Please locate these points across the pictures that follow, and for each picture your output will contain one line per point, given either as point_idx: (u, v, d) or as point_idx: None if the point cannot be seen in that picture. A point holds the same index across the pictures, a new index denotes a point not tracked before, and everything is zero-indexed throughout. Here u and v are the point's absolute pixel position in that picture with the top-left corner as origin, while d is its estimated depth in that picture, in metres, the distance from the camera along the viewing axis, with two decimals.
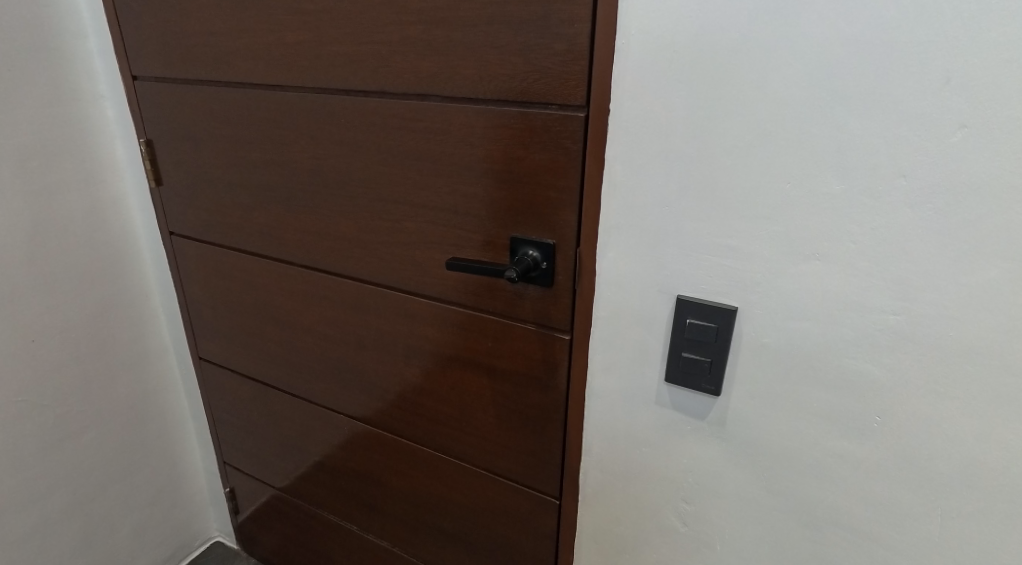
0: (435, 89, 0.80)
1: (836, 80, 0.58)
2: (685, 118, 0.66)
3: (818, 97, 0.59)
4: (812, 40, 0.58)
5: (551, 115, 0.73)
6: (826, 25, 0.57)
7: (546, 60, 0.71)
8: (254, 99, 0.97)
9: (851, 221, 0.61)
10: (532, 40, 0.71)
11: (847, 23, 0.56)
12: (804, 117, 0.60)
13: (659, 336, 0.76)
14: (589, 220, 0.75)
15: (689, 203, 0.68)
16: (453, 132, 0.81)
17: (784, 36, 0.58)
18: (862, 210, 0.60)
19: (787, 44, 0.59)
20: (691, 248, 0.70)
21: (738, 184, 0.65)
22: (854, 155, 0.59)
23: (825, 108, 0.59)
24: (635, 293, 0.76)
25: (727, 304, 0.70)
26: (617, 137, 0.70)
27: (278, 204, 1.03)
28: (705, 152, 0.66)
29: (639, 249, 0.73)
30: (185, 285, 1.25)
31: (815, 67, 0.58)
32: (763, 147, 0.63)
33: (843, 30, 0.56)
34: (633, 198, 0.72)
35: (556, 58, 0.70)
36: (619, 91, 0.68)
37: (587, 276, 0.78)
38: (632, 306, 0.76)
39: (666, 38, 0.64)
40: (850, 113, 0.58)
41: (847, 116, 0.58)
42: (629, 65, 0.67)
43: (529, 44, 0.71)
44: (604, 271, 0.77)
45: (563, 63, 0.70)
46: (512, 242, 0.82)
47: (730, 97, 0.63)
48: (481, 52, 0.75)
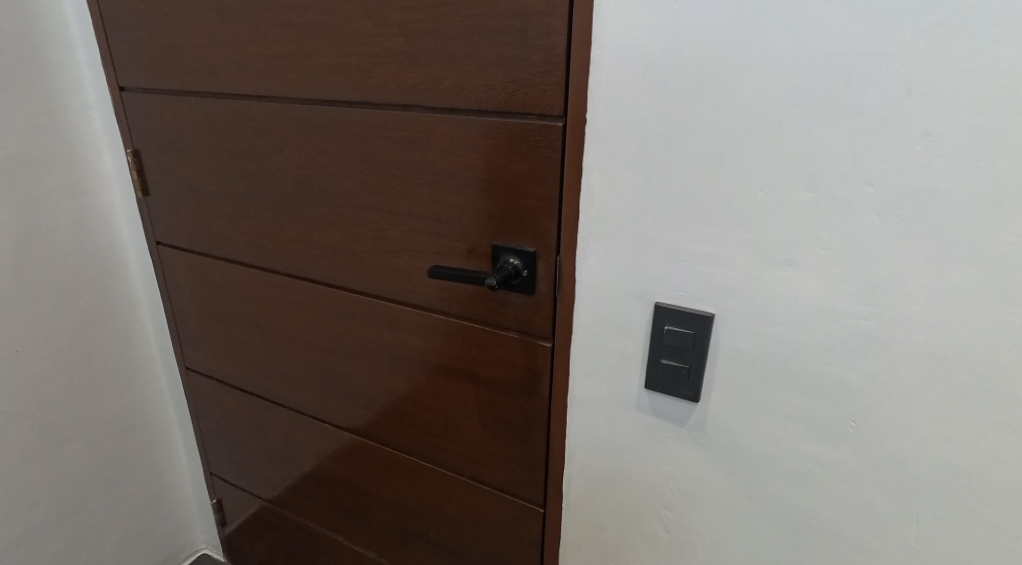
0: (417, 99, 0.81)
1: (803, 89, 0.59)
2: (658, 127, 0.67)
3: (786, 106, 0.60)
4: (780, 51, 0.59)
5: (529, 124, 0.74)
6: (794, 36, 0.58)
7: (525, 70, 0.72)
8: (239, 110, 0.98)
9: (822, 228, 0.62)
10: (510, 51, 0.72)
11: (813, 34, 0.57)
12: (773, 126, 0.61)
13: (639, 342, 0.77)
14: (569, 227, 0.76)
15: (665, 211, 0.69)
16: (435, 142, 0.81)
17: (753, 47, 0.60)
18: (832, 217, 0.61)
19: (755, 55, 0.60)
20: (668, 255, 0.71)
21: (712, 192, 0.66)
22: (822, 163, 0.60)
23: (792, 117, 0.60)
24: (615, 300, 0.76)
25: (704, 311, 0.71)
26: (594, 146, 0.71)
27: (264, 213, 1.03)
28: (678, 161, 0.67)
29: (617, 257, 0.74)
30: (172, 294, 1.26)
31: (784, 76, 0.59)
32: (735, 155, 0.64)
33: (809, 41, 0.57)
34: (610, 207, 0.73)
35: (534, 69, 0.71)
36: (594, 101, 0.69)
37: (567, 283, 0.79)
38: (611, 314, 0.77)
39: (640, 49, 0.65)
40: (817, 122, 0.59)
41: (814, 125, 0.59)
42: (605, 75, 0.68)
43: (507, 54, 0.72)
44: (584, 279, 0.78)
45: (540, 73, 0.71)
46: (494, 250, 0.82)
47: (702, 108, 0.64)
48: (460, 63, 0.76)
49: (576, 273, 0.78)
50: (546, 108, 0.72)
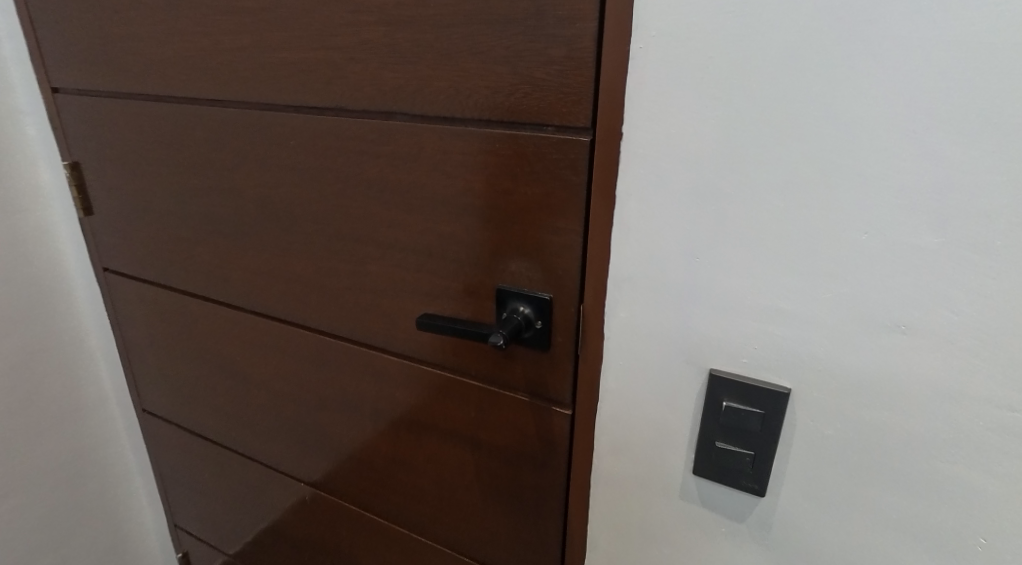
0: (401, 104, 0.64)
1: (936, 97, 0.42)
2: (722, 145, 0.50)
3: (908, 120, 0.43)
4: (902, 42, 0.42)
5: (545, 138, 0.57)
6: (927, 22, 0.41)
7: (541, 69, 0.55)
8: (189, 117, 0.81)
9: (952, 286, 0.45)
10: (521, 44, 0.55)
11: (955, 19, 0.40)
12: (887, 146, 0.44)
13: (685, 417, 0.60)
14: (596, 269, 0.60)
15: (724, 255, 0.53)
16: (424, 159, 0.65)
17: (861, 37, 0.43)
18: (969, 272, 0.45)
19: (866, 49, 0.43)
20: (728, 311, 0.54)
21: (792, 232, 0.49)
22: (958, 198, 0.43)
23: (918, 135, 0.43)
24: (654, 364, 0.59)
25: (776, 384, 0.54)
26: (632, 168, 0.54)
27: (222, 239, 0.87)
28: (745, 190, 0.50)
29: (659, 310, 0.57)
30: (125, 325, 1.09)
31: (908, 77, 0.43)
32: (828, 186, 0.47)
33: (950, 29, 0.41)
34: (651, 247, 0.56)
35: (553, 67, 0.55)
36: (634, 109, 0.52)
37: (592, 339, 0.62)
38: (650, 380, 0.60)
39: (697, 39, 0.48)
40: (951, 141, 0.43)
41: (946, 145, 0.43)
42: (648, 74, 0.51)
43: (517, 48, 0.56)
44: (614, 335, 0.61)
45: (561, 72, 0.54)
46: (498, 294, 0.66)
47: (783, 120, 0.47)
48: (456, 59, 0.59)
49: (605, 327, 0.61)
50: (569, 118, 0.56)
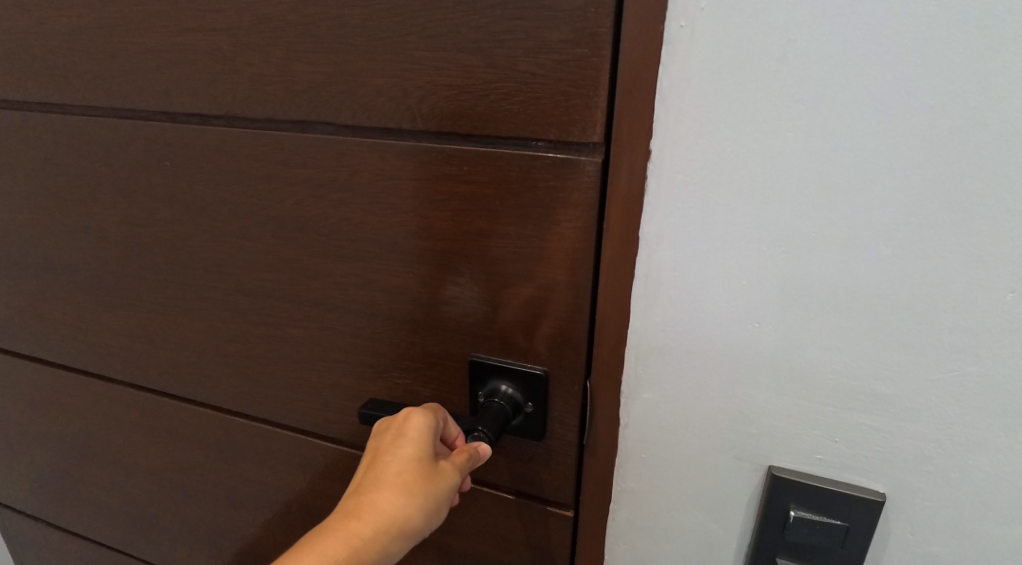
0: (321, 111, 0.45)
1: None
2: (804, 172, 0.36)
3: None
4: None
5: (536, 160, 0.41)
6: None
7: (529, 58, 0.38)
8: (14, 127, 0.58)
9: None
10: (499, 22, 0.38)
11: None
12: None
13: (734, 526, 0.46)
14: (609, 335, 0.44)
15: (801, 322, 0.39)
16: (358, 189, 0.46)
17: None
18: None
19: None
20: (802, 393, 0.41)
21: (902, 290, 0.37)
22: None
23: None
24: (691, 459, 0.45)
25: (864, 490, 0.41)
26: (665, 201, 0.39)
27: (79, 291, 0.64)
28: (838, 235, 0.36)
29: (701, 389, 0.43)
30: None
31: None
32: (960, 228, 0.34)
33: None
34: (692, 311, 0.41)
35: (548, 55, 0.38)
36: (668, 117, 0.37)
37: (605, 426, 0.47)
38: (685, 479, 0.46)
39: (775, 14, 0.33)
40: None
41: None
42: (693, 68, 0.35)
43: (492, 28, 0.38)
44: (635, 423, 0.46)
45: (561, 62, 0.38)
46: (470, 369, 0.49)
47: (899, 135, 0.34)
48: (401, 44, 0.41)
49: (624, 412, 0.46)
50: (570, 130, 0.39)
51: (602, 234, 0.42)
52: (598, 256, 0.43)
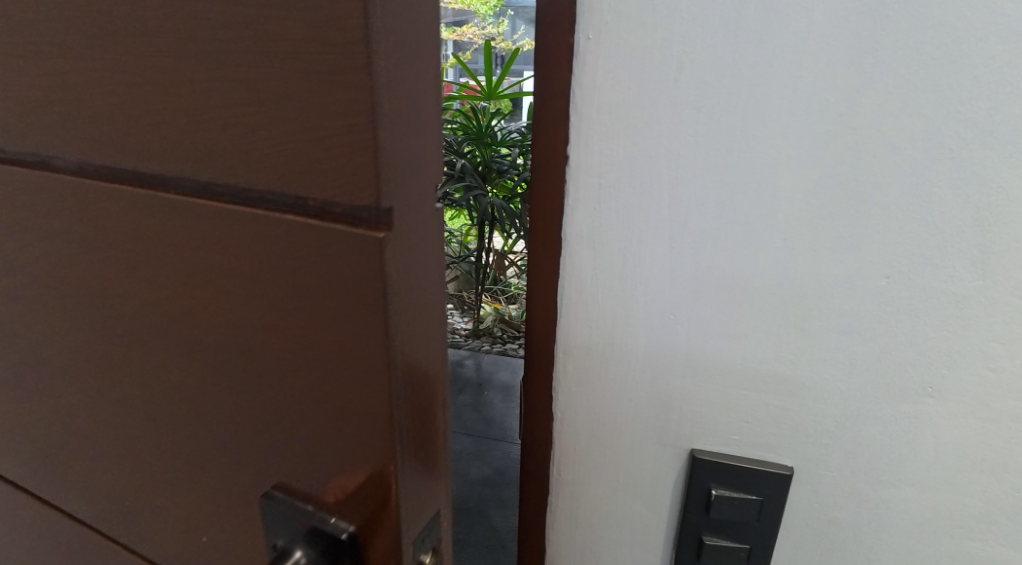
0: (69, 140, 0.34)
1: (972, 106, 0.35)
2: (704, 172, 0.38)
3: (942, 137, 0.35)
4: (932, 35, 0.34)
5: (302, 222, 0.27)
6: (960, 14, 0.33)
7: (292, 82, 0.25)
8: None
9: (987, 335, 0.39)
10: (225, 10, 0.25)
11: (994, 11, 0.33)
12: (914, 171, 0.36)
13: (661, 509, 0.49)
14: (540, 335, 0.46)
15: (706, 313, 0.42)
16: (120, 248, 0.35)
17: (883, 30, 0.34)
18: (1007, 319, 0.38)
19: (888, 42, 0.34)
20: (713, 379, 0.43)
21: (797, 279, 0.39)
22: (996, 235, 0.37)
23: (952, 158, 0.36)
24: (621, 448, 0.47)
25: (776, 465, 0.45)
26: (585, 203, 0.41)
27: None
28: (735, 231, 0.39)
29: (625, 381, 0.45)
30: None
31: (941, 81, 0.34)
32: (843, 220, 0.38)
33: (987, 24, 0.33)
34: (611, 306, 0.43)
35: (302, 79, 0.25)
36: (582, 124, 0.39)
37: (536, 422, 0.48)
38: (616, 467, 0.48)
39: (672, 27, 0.36)
40: (991, 163, 0.35)
41: (989, 168, 0.35)
42: (603, 76, 0.38)
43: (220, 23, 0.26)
44: (566, 416, 0.47)
45: (312, 77, 0.24)
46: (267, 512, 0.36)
47: (784, 138, 0.37)
48: (130, 66, 0.29)
49: (554, 407, 0.47)
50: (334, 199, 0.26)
51: (399, 354, 0.28)
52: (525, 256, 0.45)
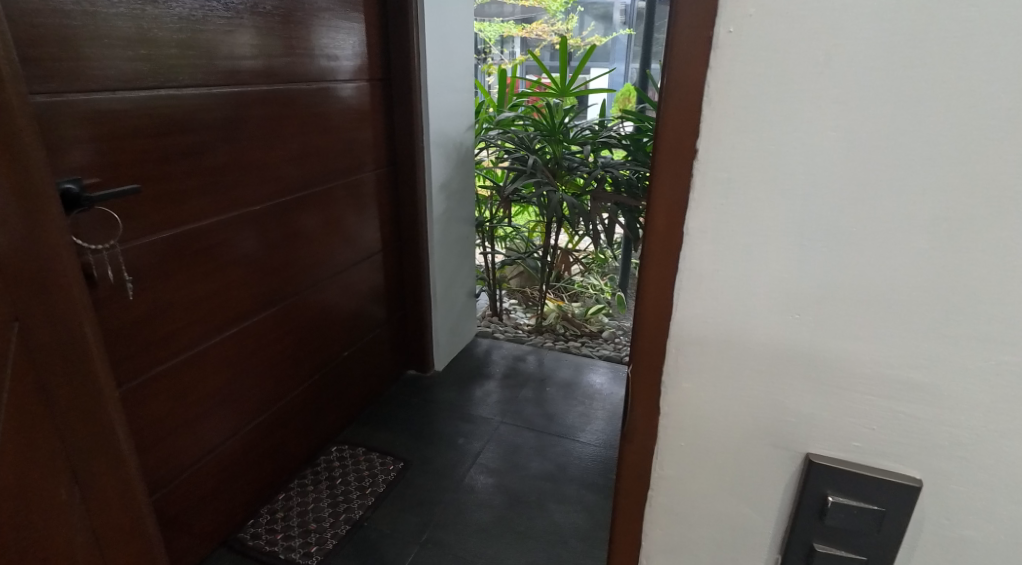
0: None
1: None
2: (838, 170, 0.40)
3: None
4: None
5: None
6: None
7: None
8: None
9: None
10: None
11: None
12: None
13: (775, 510, 0.50)
14: (651, 322, 0.48)
15: (824, 302, 0.43)
16: None
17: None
18: None
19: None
20: (834, 373, 0.45)
21: (928, 279, 0.41)
22: None
23: None
24: (729, 440, 0.49)
25: (908, 476, 0.46)
26: (711, 197, 0.43)
27: None
28: (861, 229, 0.41)
29: (739, 372, 0.46)
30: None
31: None
32: (981, 222, 0.39)
33: None
34: (730, 296, 0.45)
35: None
36: (714, 118, 0.41)
37: (642, 412, 0.50)
38: (722, 460, 0.49)
39: (811, 21, 0.38)
40: None
41: None
42: (737, 70, 0.40)
43: None
44: (674, 405, 0.49)
45: None
46: None
47: (914, 135, 0.39)
48: None
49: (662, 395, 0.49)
50: None
51: None
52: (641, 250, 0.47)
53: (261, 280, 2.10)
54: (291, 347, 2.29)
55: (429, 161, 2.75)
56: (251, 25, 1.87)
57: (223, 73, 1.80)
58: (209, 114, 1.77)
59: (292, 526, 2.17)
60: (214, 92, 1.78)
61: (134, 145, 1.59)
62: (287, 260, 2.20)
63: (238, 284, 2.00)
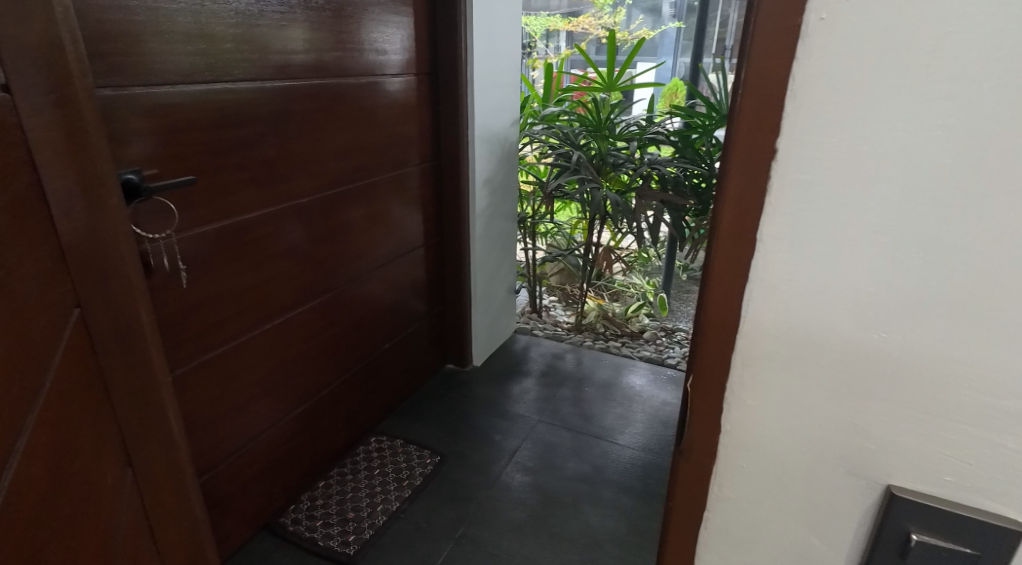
0: None
1: None
2: (903, 168, 0.46)
3: None
4: None
5: None
6: None
7: None
8: None
9: None
10: None
11: None
12: None
13: (861, 535, 0.58)
14: (722, 293, 0.55)
15: (878, 298, 0.50)
16: None
17: None
18: None
19: None
20: (894, 348, 0.51)
21: (985, 272, 0.47)
22: None
23: None
24: (796, 405, 0.56)
25: (999, 521, 0.53)
26: (787, 187, 0.50)
27: None
28: (922, 222, 0.47)
29: (808, 346, 0.53)
30: (21, 373, 0.95)
31: None
32: None
33: None
34: (802, 282, 0.52)
35: None
36: (794, 115, 0.48)
37: (710, 372, 0.58)
38: (789, 425, 0.56)
39: (863, 52, 0.45)
40: None
41: None
42: (817, 75, 0.46)
43: None
44: (738, 389, 0.57)
45: None
46: None
47: (959, 154, 0.45)
48: None
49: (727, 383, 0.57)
50: None
51: None
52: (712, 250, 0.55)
53: (307, 271, 2.13)
54: (333, 338, 2.32)
55: (473, 156, 2.74)
56: (303, 20, 1.89)
57: (275, 67, 1.83)
58: (261, 108, 1.81)
59: (331, 514, 2.21)
60: (266, 86, 1.81)
61: (192, 138, 1.63)
62: (332, 252, 2.23)
63: (285, 274, 2.04)
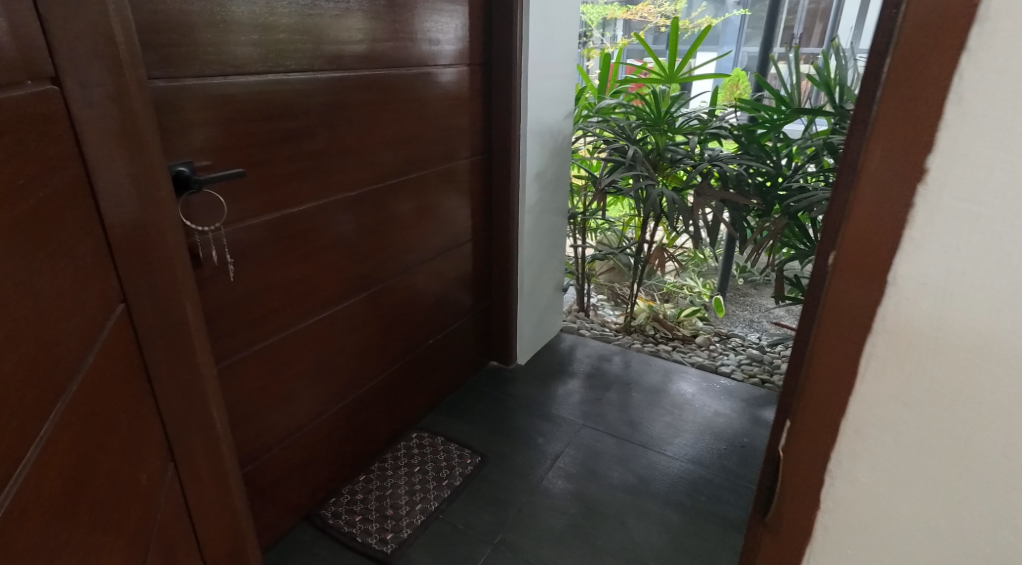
0: None
1: None
2: None
3: None
4: None
5: None
6: None
7: None
8: None
9: None
10: None
11: None
12: None
13: None
14: (858, 274, 0.53)
15: (1008, 325, 0.49)
16: None
17: None
18: None
19: None
20: None
21: None
22: None
23: None
24: (937, 396, 0.54)
25: None
26: (948, 167, 0.48)
27: None
28: None
29: (957, 334, 0.51)
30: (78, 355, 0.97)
31: None
32: None
33: None
34: (955, 267, 0.50)
35: None
36: (963, 89, 0.46)
37: (837, 352, 0.57)
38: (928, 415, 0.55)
39: None
40: None
41: None
42: (993, 47, 0.44)
43: None
44: (845, 417, 0.59)
45: None
46: None
47: None
48: None
49: (833, 409, 0.59)
50: None
51: None
52: (824, 285, 0.56)
53: (354, 264, 2.11)
54: (378, 333, 2.30)
55: (525, 149, 2.66)
56: (357, 9, 1.85)
57: (328, 58, 1.80)
58: (313, 99, 1.78)
59: (370, 510, 2.19)
60: (318, 76, 1.78)
61: (243, 130, 1.62)
62: (379, 246, 2.20)
63: (331, 268, 2.02)
